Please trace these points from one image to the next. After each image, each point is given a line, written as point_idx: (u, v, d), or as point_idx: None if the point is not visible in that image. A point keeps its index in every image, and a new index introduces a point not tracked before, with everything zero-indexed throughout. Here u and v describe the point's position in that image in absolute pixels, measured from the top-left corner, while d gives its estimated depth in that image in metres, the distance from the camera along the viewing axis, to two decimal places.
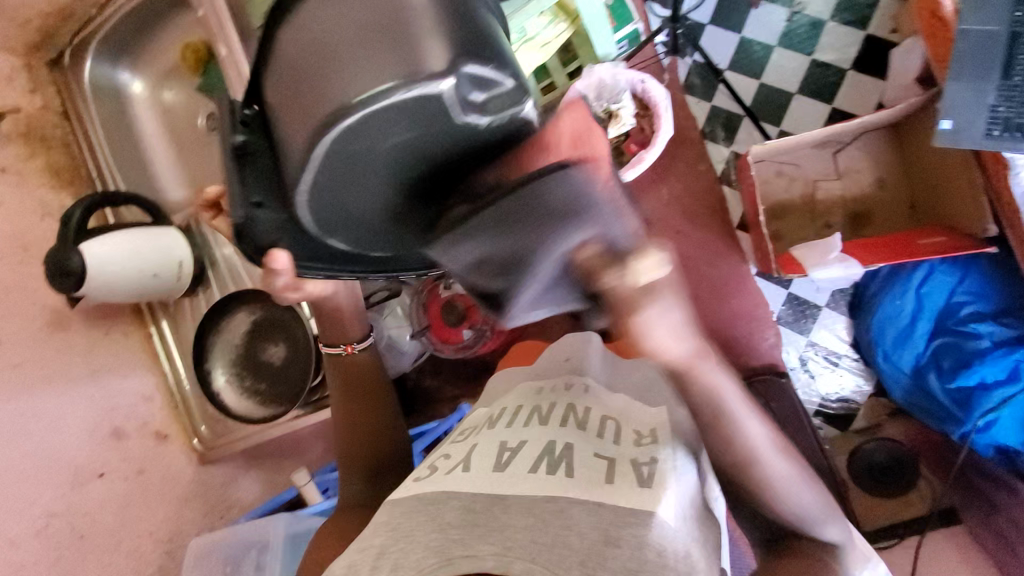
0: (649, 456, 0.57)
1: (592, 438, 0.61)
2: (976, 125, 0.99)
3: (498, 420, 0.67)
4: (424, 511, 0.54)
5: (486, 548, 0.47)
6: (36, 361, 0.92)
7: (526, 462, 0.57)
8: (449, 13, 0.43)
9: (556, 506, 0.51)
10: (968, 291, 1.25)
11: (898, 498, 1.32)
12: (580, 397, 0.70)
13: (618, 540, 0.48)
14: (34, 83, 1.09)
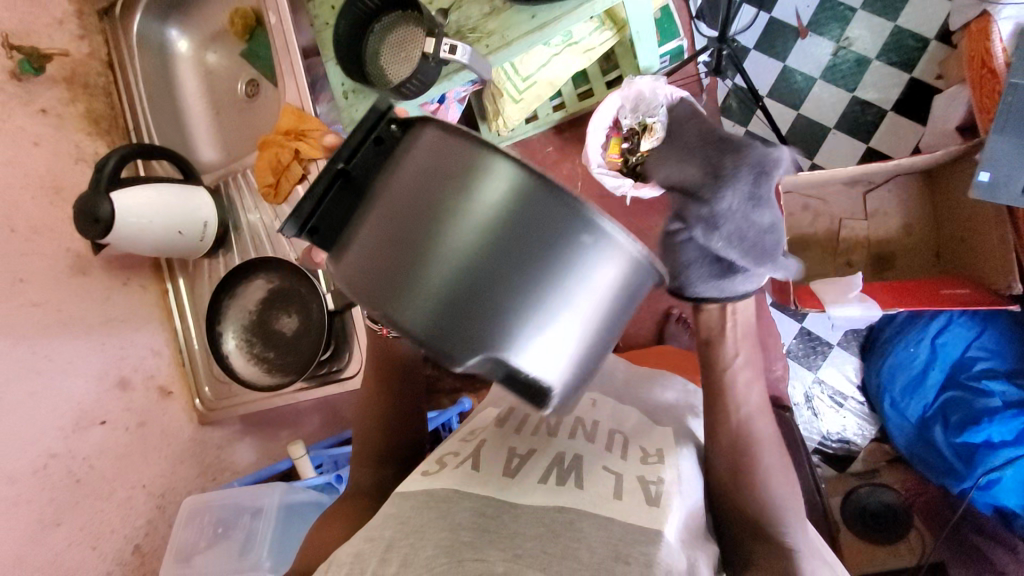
0: (658, 475, 0.56)
1: (601, 451, 0.60)
2: (1016, 181, 0.97)
3: (505, 424, 0.65)
4: (435, 508, 0.52)
5: (497, 554, 0.46)
6: (55, 302, 0.93)
7: (535, 471, 0.56)
8: (532, 292, 0.42)
9: (565, 518, 0.50)
10: (984, 346, 1.24)
11: (887, 546, 1.30)
12: (589, 409, 0.69)
13: (628, 557, 0.46)
14: (83, 31, 1.10)
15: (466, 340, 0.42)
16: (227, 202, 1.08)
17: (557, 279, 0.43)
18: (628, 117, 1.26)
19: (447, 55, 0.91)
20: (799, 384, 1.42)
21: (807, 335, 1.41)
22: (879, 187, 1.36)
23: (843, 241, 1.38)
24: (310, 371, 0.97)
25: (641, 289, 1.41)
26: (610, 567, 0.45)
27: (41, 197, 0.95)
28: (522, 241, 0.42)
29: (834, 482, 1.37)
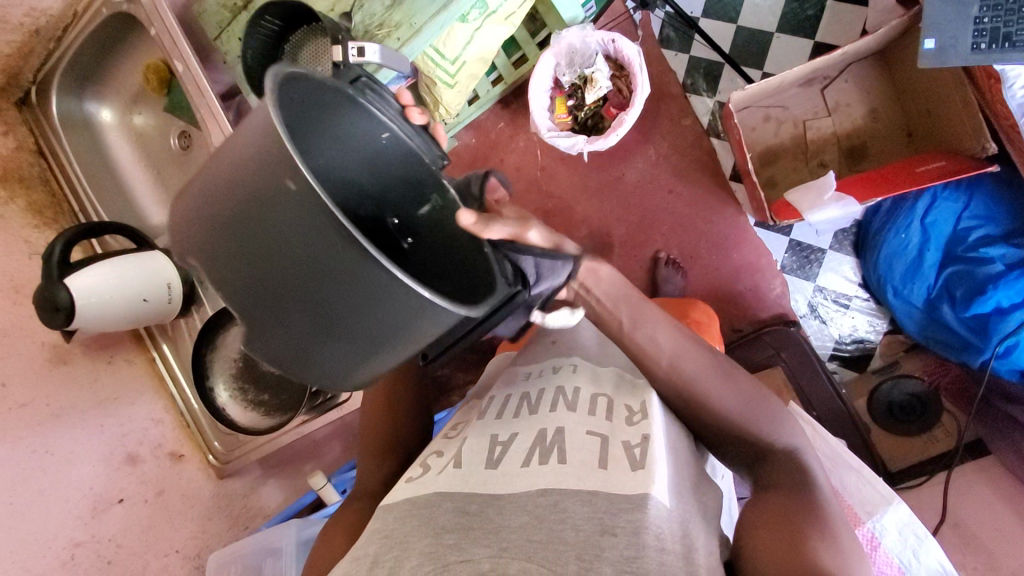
0: (642, 434, 0.58)
1: (584, 419, 0.61)
2: (962, 40, 0.95)
3: (488, 413, 0.67)
4: (418, 515, 0.54)
5: (482, 551, 0.49)
6: (43, 399, 0.96)
7: (518, 456, 0.58)
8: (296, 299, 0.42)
9: (550, 500, 0.52)
10: (975, 215, 1.20)
11: (923, 436, 1.27)
12: (570, 376, 0.69)
13: (615, 529, 0.49)
14: (6, 126, 1.09)
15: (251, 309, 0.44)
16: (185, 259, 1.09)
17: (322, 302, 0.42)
18: (565, 74, 1.27)
19: (358, 61, 0.81)
20: (801, 297, 1.38)
21: (798, 246, 1.36)
22: (835, 80, 1.32)
23: (812, 143, 1.34)
24: (306, 402, 0.99)
25: (623, 242, 1.39)
26: (596, 543, 0.48)
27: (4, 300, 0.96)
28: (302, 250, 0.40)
29: (856, 385, 1.34)
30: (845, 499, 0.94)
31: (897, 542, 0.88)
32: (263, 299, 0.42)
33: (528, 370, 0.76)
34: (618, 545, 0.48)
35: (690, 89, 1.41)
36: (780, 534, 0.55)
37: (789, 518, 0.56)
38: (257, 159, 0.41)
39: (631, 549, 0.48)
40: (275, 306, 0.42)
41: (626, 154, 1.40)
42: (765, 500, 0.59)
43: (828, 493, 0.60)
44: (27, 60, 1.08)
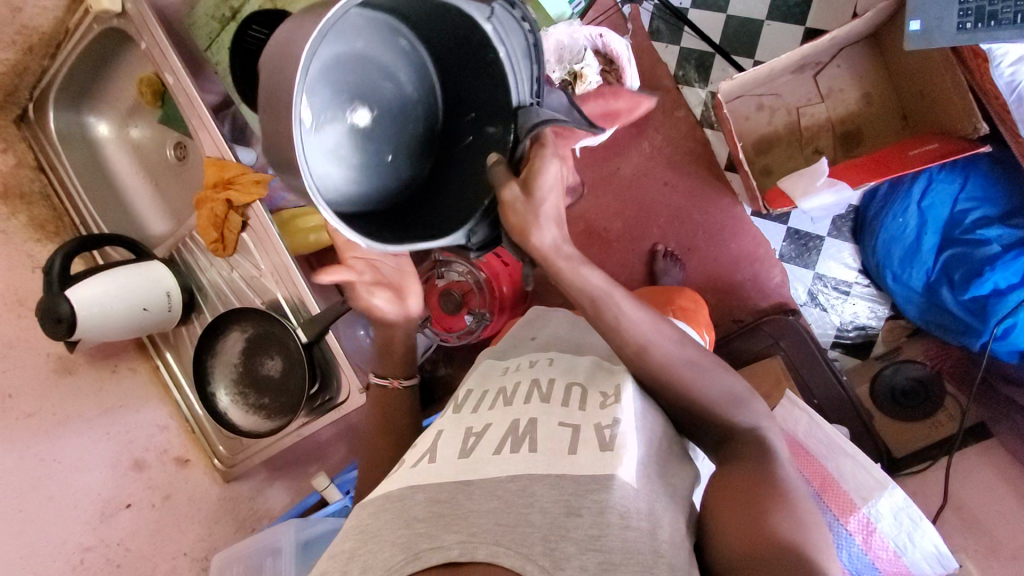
0: (611, 418, 0.59)
1: (557, 408, 0.62)
2: (947, 20, 0.94)
3: (464, 407, 0.68)
4: (391, 508, 0.55)
5: (451, 537, 0.49)
6: (47, 408, 0.99)
7: (490, 445, 0.59)
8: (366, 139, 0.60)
9: (518, 486, 0.53)
10: (971, 197, 1.19)
11: (926, 420, 1.25)
12: (546, 369, 0.70)
13: (579, 509, 0.50)
14: (6, 143, 1.11)
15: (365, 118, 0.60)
16: (185, 268, 1.12)
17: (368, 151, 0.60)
18: (554, 71, 1.26)
19: None
20: (801, 285, 1.37)
21: (795, 234, 1.36)
22: (827, 66, 1.32)
23: (806, 130, 1.33)
24: (304, 405, 0.99)
25: (619, 236, 1.39)
26: (561, 523, 0.49)
27: (8, 314, 1.00)
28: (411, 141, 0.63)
29: (858, 372, 1.33)
30: (840, 484, 0.93)
31: (892, 526, 0.88)
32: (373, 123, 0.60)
33: (507, 364, 0.76)
34: (582, 526, 0.49)
35: (682, 80, 1.40)
36: (739, 508, 0.55)
37: (749, 491, 0.56)
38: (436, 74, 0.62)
39: (595, 528, 0.49)
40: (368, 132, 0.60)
41: (620, 148, 1.40)
42: (727, 472, 0.59)
43: (787, 466, 0.60)
44: (22, 77, 1.10)
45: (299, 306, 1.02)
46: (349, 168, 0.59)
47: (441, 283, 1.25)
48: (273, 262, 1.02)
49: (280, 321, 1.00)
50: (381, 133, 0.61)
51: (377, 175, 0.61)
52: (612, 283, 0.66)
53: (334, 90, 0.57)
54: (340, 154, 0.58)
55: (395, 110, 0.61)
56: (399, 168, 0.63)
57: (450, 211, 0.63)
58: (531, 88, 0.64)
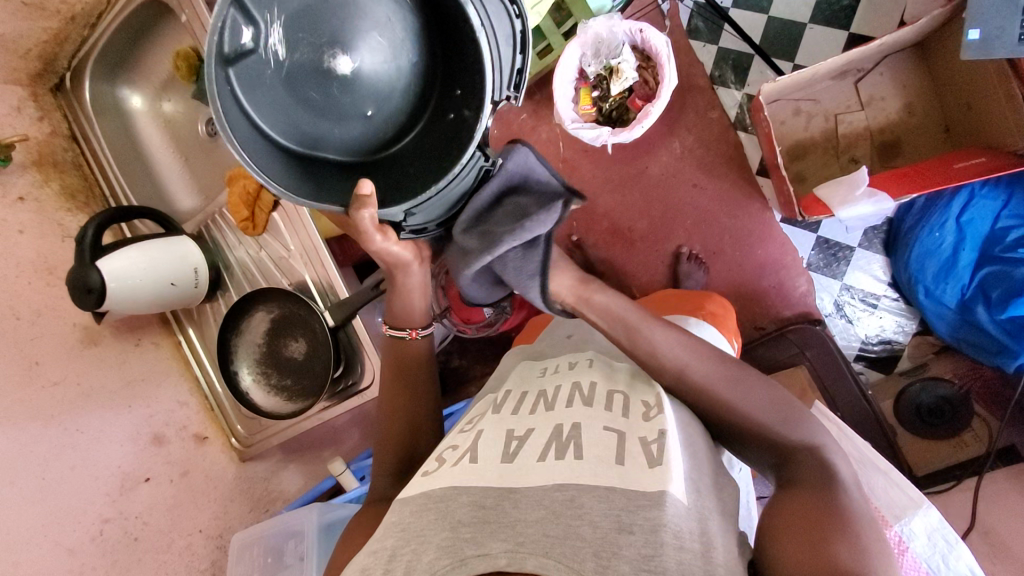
0: (658, 431, 0.59)
1: (600, 415, 0.63)
2: (1008, 32, 0.92)
3: (504, 407, 0.70)
4: (435, 509, 0.55)
5: (499, 546, 0.49)
6: (75, 377, 1.00)
7: (534, 451, 0.59)
8: (309, 89, 0.53)
9: (566, 495, 0.53)
10: (1014, 214, 1.15)
11: (950, 440, 1.23)
12: (587, 373, 0.72)
13: (632, 526, 0.49)
14: (41, 111, 1.11)
15: (318, 61, 0.52)
16: (213, 246, 1.12)
17: (308, 107, 0.54)
18: (591, 64, 1.25)
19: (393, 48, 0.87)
20: (827, 295, 1.35)
21: (825, 244, 1.34)
22: (870, 73, 1.29)
23: (843, 138, 1.30)
24: (327, 389, 0.99)
25: (644, 236, 1.38)
26: (614, 540, 0.49)
27: (37, 281, 1.01)
28: (380, 120, 0.57)
29: (882, 387, 1.31)
30: (870, 500, 0.92)
31: (925, 546, 0.86)
32: (322, 75, 0.53)
33: (545, 365, 0.79)
34: (634, 544, 0.48)
35: (717, 81, 1.38)
36: (807, 531, 0.54)
37: (811, 524, 0.54)
38: (427, 63, 0.57)
39: (648, 547, 0.48)
40: (323, 88, 0.53)
41: (651, 147, 1.38)
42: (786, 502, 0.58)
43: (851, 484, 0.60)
44: (63, 46, 1.10)
45: (327, 289, 1.03)
46: (310, 116, 0.55)
47: None
48: (303, 242, 1.02)
49: (311, 308, 0.99)
50: (366, 88, 0.54)
51: (356, 129, 0.57)
52: (643, 315, 0.75)
53: (312, 30, 0.52)
54: (305, 99, 0.54)
55: (390, 69, 0.55)
56: (378, 130, 0.58)
57: (401, 191, 0.62)
58: (511, 79, 0.68)
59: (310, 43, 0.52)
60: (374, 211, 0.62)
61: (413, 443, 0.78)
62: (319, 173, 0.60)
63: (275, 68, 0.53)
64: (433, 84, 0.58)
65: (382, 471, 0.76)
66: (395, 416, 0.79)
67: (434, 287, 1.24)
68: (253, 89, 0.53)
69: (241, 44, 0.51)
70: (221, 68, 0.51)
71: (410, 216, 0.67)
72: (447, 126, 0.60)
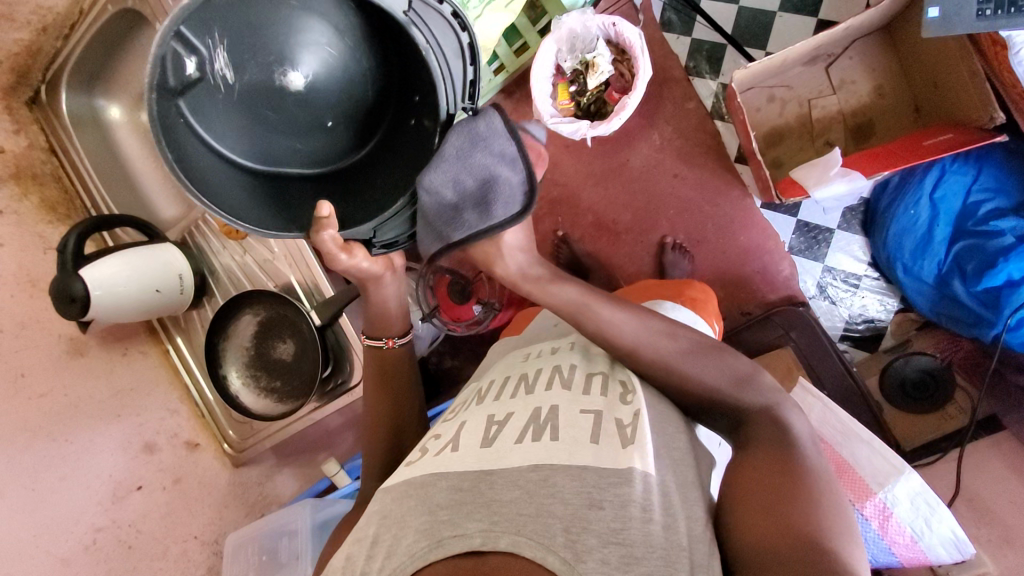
0: (631, 414, 0.61)
1: (577, 398, 0.64)
2: (966, 7, 0.95)
3: (487, 396, 0.71)
4: (414, 495, 0.56)
5: (473, 526, 0.50)
6: (61, 388, 1.00)
7: (513, 433, 0.60)
8: (260, 113, 0.57)
9: (539, 475, 0.53)
10: (984, 188, 1.18)
11: (935, 413, 1.25)
12: (567, 357, 0.73)
13: (602, 502, 0.50)
14: (16, 124, 1.11)
15: (269, 82, 0.56)
16: (197, 251, 1.12)
17: (263, 130, 0.58)
18: (567, 59, 1.27)
19: None
20: (810, 278, 1.37)
21: (806, 228, 1.36)
22: (840, 58, 1.32)
23: (817, 122, 1.33)
24: (316, 388, 0.99)
25: (628, 227, 1.40)
26: (583, 515, 0.49)
27: (21, 294, 1.00)
28: (339, 129, 0.61)
29: (867, 364, 1.34)
30: (856, 470, 0.94)
31: (909, 511, 0.88)
32: (274, 96, 0.56)
33: (529, 351, 0.80)
34: (604, 518, 0.49)
35: (692, 72, 1.41)
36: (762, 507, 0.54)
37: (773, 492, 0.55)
38: (376, 71, 0.60)
39: (617, 521, 0.49)
40: (278, 109, 0.57)
41: (630, 138, 1.39)
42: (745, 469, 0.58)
43: (807, 446, 0.60)
44: (35, 59, 1.11)
45: (313, 289, 1.04)
46: (271, 134, 0.59)
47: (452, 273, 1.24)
48: (288, 246, 1.03)
49: (297, 307, 1.00)
50: (318, 100, 0.58)
51: (314, 140, 0.61)
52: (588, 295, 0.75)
53: (255, 49, 0.55)
54: (259, 119, 0.57)
55: (335, 83, 0.58)
56: (336, 141, 0.62)
57: (358, 193, 0.66)
58: (466, 91, 0.67)
59: (259, 64, 0.55)
60: (335, 233, 0.65)
61: (399, 440, 0.78)
62: (281, 192, 0.63)
63: (225, 92, 0.56)
64: (384, 95, 0.62)
65: (368, 470, 0.77)
66: (380, 412, 0.80)
67: (422, 287, 1.25)
68: (209, 115, 0.56)
69: (188, 74, 0.53)
70: (170, 100, 0.54)
71: (379, 231, 0.71)
72: (404, 134, 0.64)
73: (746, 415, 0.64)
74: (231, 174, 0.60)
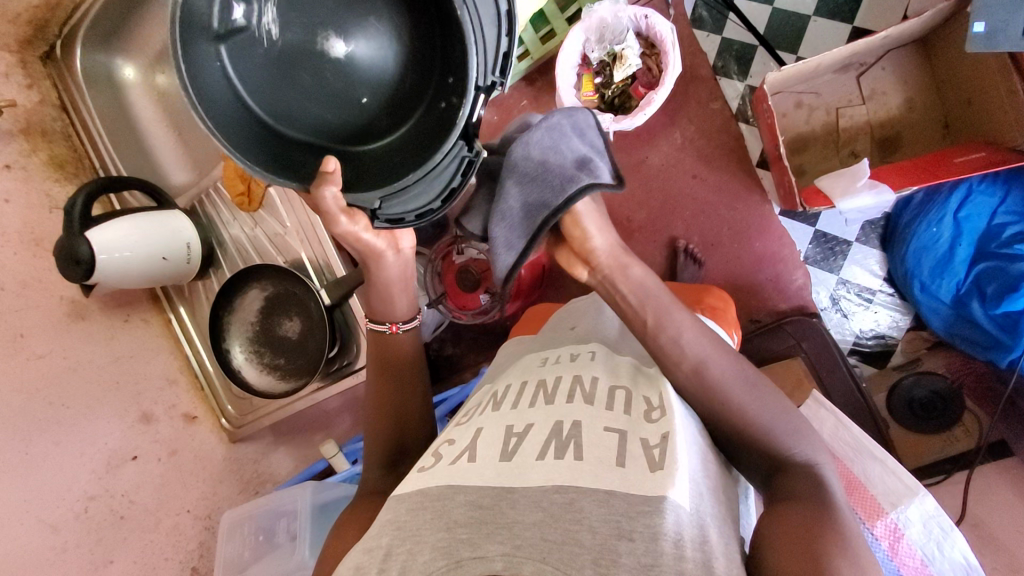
0: (658, 435, 0.58)
1: (601, 413, 0.62)
2: (1013, 24, 0.92)
3: (503, 402, 0.68)
4: (431, 507, 0.54)
5: (495, 548, 0.48)
6: (61, 351, 0.97)
7: (535, 449, 0.58)
8: (292, 74, 0.50)
9: (565, 499, 0.51)
10: (1011, 210, 1.16)
11: (940, 434, 1.24)
12: (588, 367, 0.71)
13: (632, 533, 0.48)
14: (30, 79, 1.08)
15: (310, 44, 0.50)
16: (206, 221, 1.10)
17: (289, 93, 0.51)
18: (594, 50, 1.24)
19: None
20: (823, 289, 1.35)
21: (823, 238, 1.34)
22: (872, 67, 1.29)
23: (844, 131, 1.30)
24: (321, 368, 0.97)
25: (643, 226, 1.37)
26: (613, 546, 0.47)
27: (24, 251, 0.98)
28: (369, 108, 0.53)
29: (876, 380, 1.32)
30: (868, 488, 0.93)
31: (921, 534, 0.86)
32: (311, 59, 0.50)
33: (546, 355, 0.78)
34: (634, 552, 0.47)
35: (720, 72, 1.38)
36: (798, 554, 0.52)
37: (806, 534, 0.54)
38: (423, 52, 0.53)
39: (648, 556, 0.47)
40: (312, 74, 0.50)
41: (652, 136, 1.37)
42: (778, 514, 0.57)
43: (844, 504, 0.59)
44: (53, 14, 1.07)
45: (324, 268, 1.02)
46: (298, 101, 0.51)
47: (461, 260, 1.20)
48: (300, 220, 1.01)
49: (306, 285, 0.98)
50: (356, 74, 0.51)
51: (343, 115, 0.53)
52: (668, 300, 0.73)
53: (307, 11, 0.49)
54: (291, 81, 0.51)
55: (380, 58, 0.52)
56: (365, 121, 0.54)
57: (379, 174, 0.57)
58: (495, 62, 0.60)
59: (306, 24, 0.49)
60: (338, 190, 0.56)
61: (405, 432, 0.77)
62: (293, 162, 0.55)
63: (265, 47, 0.49)
64: (427, 78, 0.54)
65: (370, 463, 0.74)
66: (388, 403, 0.78)
67: (431, 272, 1.24)
68: (240, 65, 0.50)
69: (232, 19, 0.48)
70: (210, 43, 0.49)
71: (386, 204, 0.62)
72: (431, 119, 0.55)
73: (788, 464, 0.62)
74: (251, 130, 0.52)
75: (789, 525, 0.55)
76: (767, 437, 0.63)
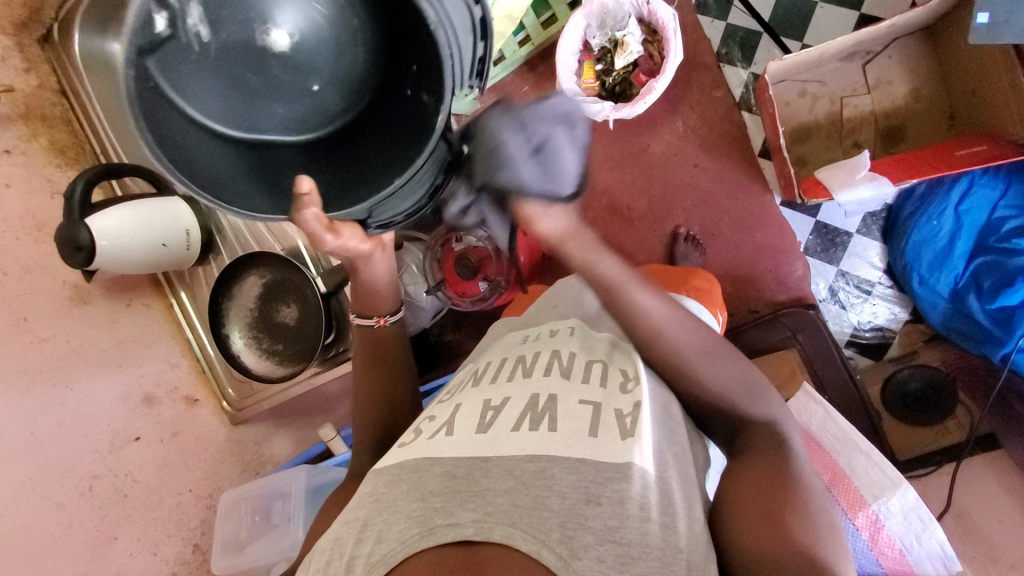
0: (632, 406, 0.60)
1: (577, 387, 0.63)
2: (1016, 16, 0.90)
3: (483, 378, 0.70)
4: (407, 479, 0.55)
5: (467, 515, 0.50)
6: (64, 334, 0.99)
7: (509, 420, 0.59)
8: (236, 75, 0.48)
9: (537, 467, 0.53)
10: (1011, 204, 1.15)
11: (932, 426, 1.24)
12: (567, 343, 0.72)
13: (599, 498, 0.50)
14: (28, 62, 1.08)
15: (247, 41, 0.47)
16: (204, 208, 1.12)
17: (239, 97, 0.49)
18: (596, 36, 1.22)
19: None
20: (822, 281, 1.35)
21: (823, 229, 1.33)
22: (878, 56, 1.27)
23: (847, 121, 1.28)
24: (318, 355, 0.99)
25: (643, 215, 1.37)
26: (581, 511, 0.49)
27: (24, 235, 0.99)
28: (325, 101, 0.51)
29: (872, 372, 1.33)
30: (851, 480, 0.95)
31: (901, 525, 0.90)
32: (251, 58, 0.47)
33: (527, 333, 0.79)
34: (601, 515, 0.49)
35: (724, 59, 1.36)
36: (762, 518, 0.53)
37: (771, 501, 0.55)
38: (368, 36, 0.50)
39: (615, 518, 0.49)
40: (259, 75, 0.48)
41: (653, 123, 1.36)
42: (738, 477, 0.59)
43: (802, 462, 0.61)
44: None
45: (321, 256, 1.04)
46: (247, 103, 0.49)
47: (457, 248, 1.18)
48: None
49: (302, 272, 0.99)
50: (301, 65, 0.49)
51: (299, 108, 0.50)
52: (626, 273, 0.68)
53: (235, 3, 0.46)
54: (236, 82, 0.48)
55: (329, 43, 0.49)
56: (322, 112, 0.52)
57: (345, 165, 0.56)
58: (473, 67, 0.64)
59: (236, 16, 0.46)
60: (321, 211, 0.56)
61: (395, 416, 0.79)
62: (261, 169, 0.54)
63: (197, 52, 0.46)
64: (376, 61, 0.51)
65: (360, 447, 0.76)
66: (378, 387, 0.80)
67: (429, 261, 1.23)
68: (178, 76, 0.47)
69: (153, 29, 0.44)
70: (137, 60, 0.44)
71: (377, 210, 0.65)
72: (395, 108, 0.53)
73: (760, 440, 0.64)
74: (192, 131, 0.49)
75: (755, 493, 0.56)
76: (743, 418, 0.65)
